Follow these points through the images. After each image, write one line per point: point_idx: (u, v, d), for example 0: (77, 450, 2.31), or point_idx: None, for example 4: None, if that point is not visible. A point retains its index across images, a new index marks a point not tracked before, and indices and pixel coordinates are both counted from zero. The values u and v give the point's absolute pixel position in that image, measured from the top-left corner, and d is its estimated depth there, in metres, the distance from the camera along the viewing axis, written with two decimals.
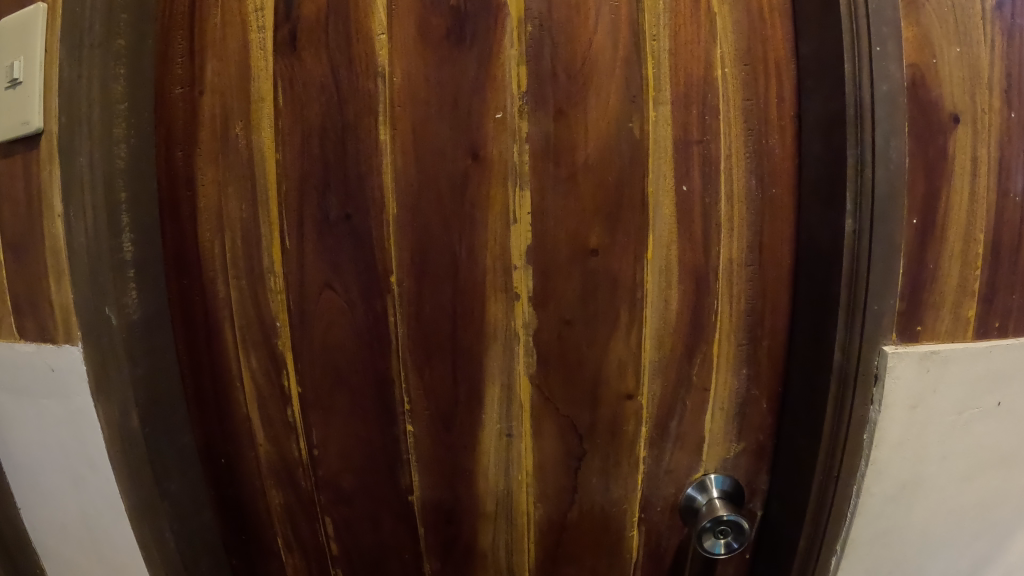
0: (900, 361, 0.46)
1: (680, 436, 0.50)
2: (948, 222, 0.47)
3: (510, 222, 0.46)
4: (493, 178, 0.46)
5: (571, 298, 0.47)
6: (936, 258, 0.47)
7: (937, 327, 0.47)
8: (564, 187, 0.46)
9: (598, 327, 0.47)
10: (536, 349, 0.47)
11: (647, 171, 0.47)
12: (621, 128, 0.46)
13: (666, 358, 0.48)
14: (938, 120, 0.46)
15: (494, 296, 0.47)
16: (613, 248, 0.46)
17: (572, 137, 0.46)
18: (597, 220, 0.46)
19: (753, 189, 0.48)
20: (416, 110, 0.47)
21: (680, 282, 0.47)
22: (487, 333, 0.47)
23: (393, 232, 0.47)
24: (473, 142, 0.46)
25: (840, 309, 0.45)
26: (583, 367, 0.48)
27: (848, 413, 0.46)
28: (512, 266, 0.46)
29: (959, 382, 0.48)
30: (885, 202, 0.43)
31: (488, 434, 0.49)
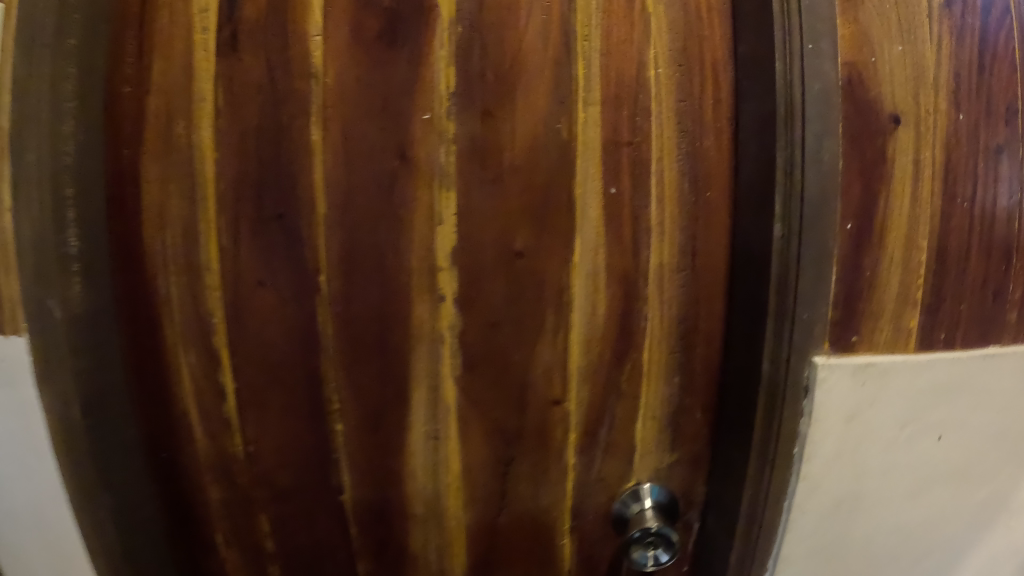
0: (833, 373, 0.45)
1: (610, 442, 0.50)
2: (887, 228, 0.45)
3: (435, 223, 0.46)
4: (419, 179, 0.46)
5: (496, 301, 0.47)
6: (874, 266, 0.45)
7: (874, 336, 0.46)
8: (489, 188, 0.46)
9: (524, 330, 0.47)
10: (462, 351, 0.47)
11: (576, 173, 0.46)
12: (548, 129, 0.46)
13: (593, 364, 0.48)
14: (877, 122, 0.44)
15: (417, 298, 0.47)
16: (538, 249, 0.46)
17: (499, 138, 0.46)
18: (523, 223, 0.46)
19: (686, 191, 0.47)
20: (347, 111, 0.47)
21: (606, 286, 0.47)
22: (412, 334, 0.47)
23: (323, 232, 0.47)
24: (400, 143, 0.46)
25: (767, 318, 0.44)
26: (510, 369, 0.48)
27: (777, 425, 0.45)
28: (436, 268, 0.46)
29: (898, 395, 0.47)
30: (816, 207, 0.42)
31: (416, 437, 0.49)
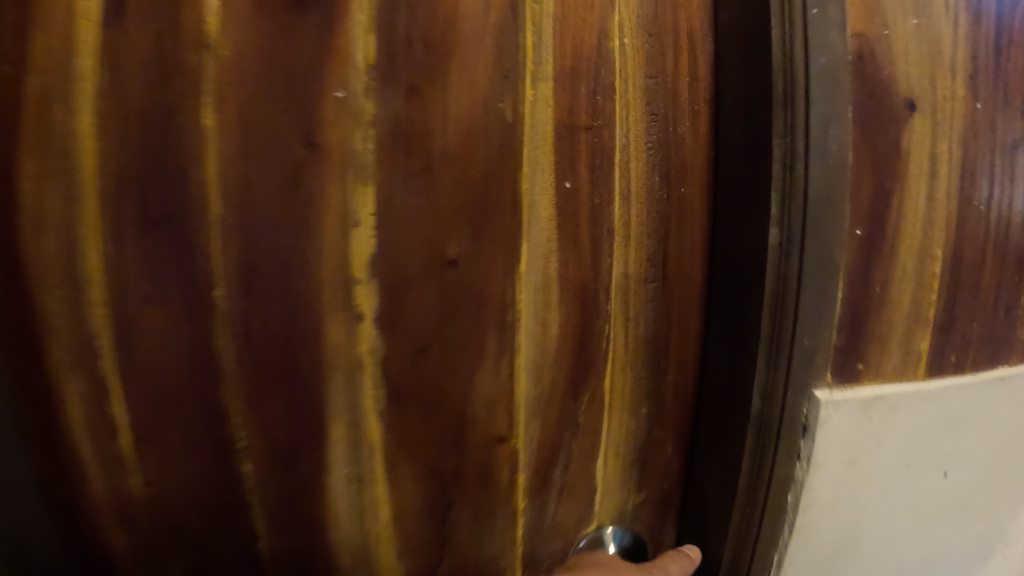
0: (836, 410, 0.40)
1: (569, 479, 0.44)
2: (898, 235, 0.39)
3: (350, 225, 0.38)
4: (331, 171, 0.37)
5: (430, 320, 0.39)
6: (883, 281, 0.40)
7: (880, 365, 0.42)
8: (415, 182, 0.38)
9: (460, 356, 0.40)
10: (387, 380, 0.40)
11: (521, 164, 0.38)
12: (488, 110, 0.38)
13: (548, 393, 0.42)
14: (890, 105, 0.37)
15: (331, 317, 0.39)
16: (477, 258, 0.39)
17: (427, 122, 0.37)
18: (460, 228, 0.39)
19: (657, 187, 0.41)
20: (244, 87, 0.37)
21: (559, 302, 0.41)
22: (326, 362, 0.39)
23: (219, 239, 0.38)
24: (309, 128, 0.37)
25: (759, 344, 0.37)
26: (445, 401, 0.40)
27: (769, 462, 0.40)
28: (355, 281, 0.38)
29: (906, 430, 0.43)
30: (819, 210, 0.35)
31: (337, 482, 0.42)
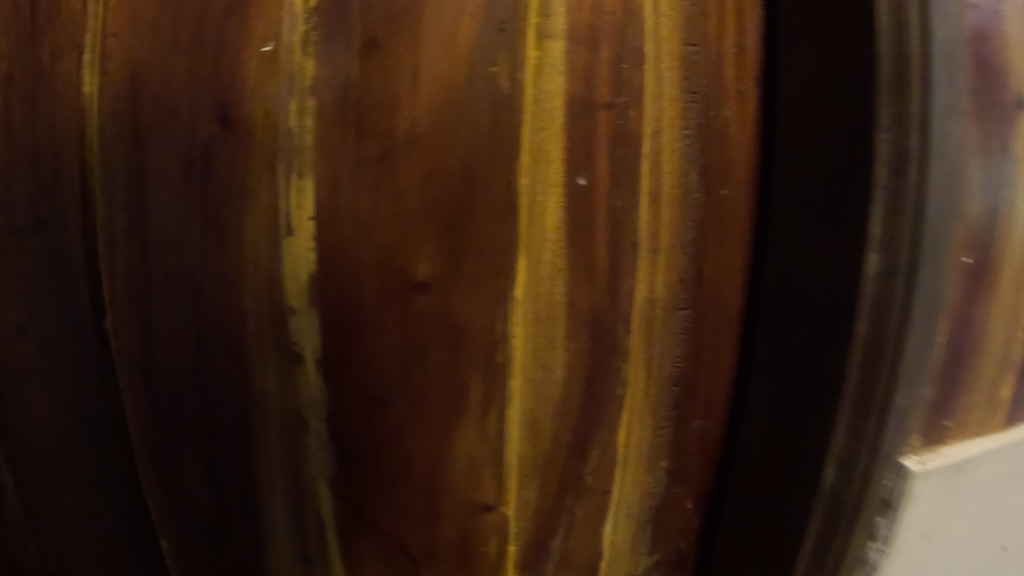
0: (924, 480, 0.32)
1: (568, 558, 0.34)
2: (1002, 258, 0.31)
3: (281, 233, 0.28)
4: (254, 157, 0.27)
5: (390, 361, 0.29)
6: (981, 316, 0.32)
7: (966, 420, 0.34)
8: (369, 174, 0.27)
9: (432, 409, 0.30)
10: (333, 440, 0.30)
11: (520, 149, 0.28)
12: (476, 73, 0.27)
13: (548, 451, 0.32)
14: (1005, 98, 0.30)
15: (260, 357, 0.29)
16: (454, 279, 0.29)
17: (388, 88, 0.27)
18: (430, 241, 0.28)
19: (694, 189, 0.31)
20: (136, 41, 0.27)
21: (565, 335, 0.30)
22: (254, 415, 0.29)
23: (108, 250, 0.28)
24: (223, 96, 0.27)
25: (842, 411, 0.30)
26: (413, 464, 0.30)
27: (844, 546, 0.32)
28: (290, 309, 0.28)
29: (989, 491, 0.35)
30: (935, 227, 0.28)
31: (280, 568, 0.32)
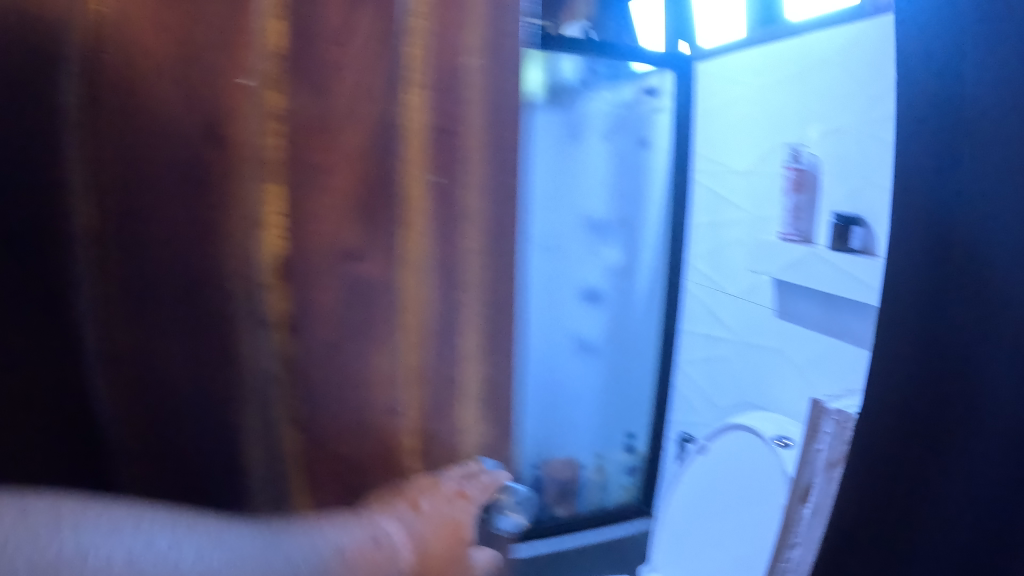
0: None
1: (432, 447, 0.48)
2: None
3: (257, 213, 0.42)
4: (240, 163, 0.41)
5: (331, 311, 0.44)
6: None
7: None
8: (314, 174, 0.42)
9: (352, 335, 0.45)
10: (295, 359, 0.44)
11: (402, 159, 0.43)
12: (377, 114, 0.43)
13: (426, 367, 0.46)
14: None
15: (238, 306, 0.44)
16: (363, 243, 0.44)
17: (321, 122, 0.42)
18: (349, 228, 0.44)
19: (489, 179, 0.46)
20: (148, 84, 0.41)
21: (427, 282, 0.45)
22: (236, 342, 0.44)
23: (124, 232, 0.43)
24: (215, 125, 0.41)
25: None
26: (344, 372, 0.45)
27: None
28: (269, 281, 0.43)
29: None
30: None
31: (257, 456, 0.46)
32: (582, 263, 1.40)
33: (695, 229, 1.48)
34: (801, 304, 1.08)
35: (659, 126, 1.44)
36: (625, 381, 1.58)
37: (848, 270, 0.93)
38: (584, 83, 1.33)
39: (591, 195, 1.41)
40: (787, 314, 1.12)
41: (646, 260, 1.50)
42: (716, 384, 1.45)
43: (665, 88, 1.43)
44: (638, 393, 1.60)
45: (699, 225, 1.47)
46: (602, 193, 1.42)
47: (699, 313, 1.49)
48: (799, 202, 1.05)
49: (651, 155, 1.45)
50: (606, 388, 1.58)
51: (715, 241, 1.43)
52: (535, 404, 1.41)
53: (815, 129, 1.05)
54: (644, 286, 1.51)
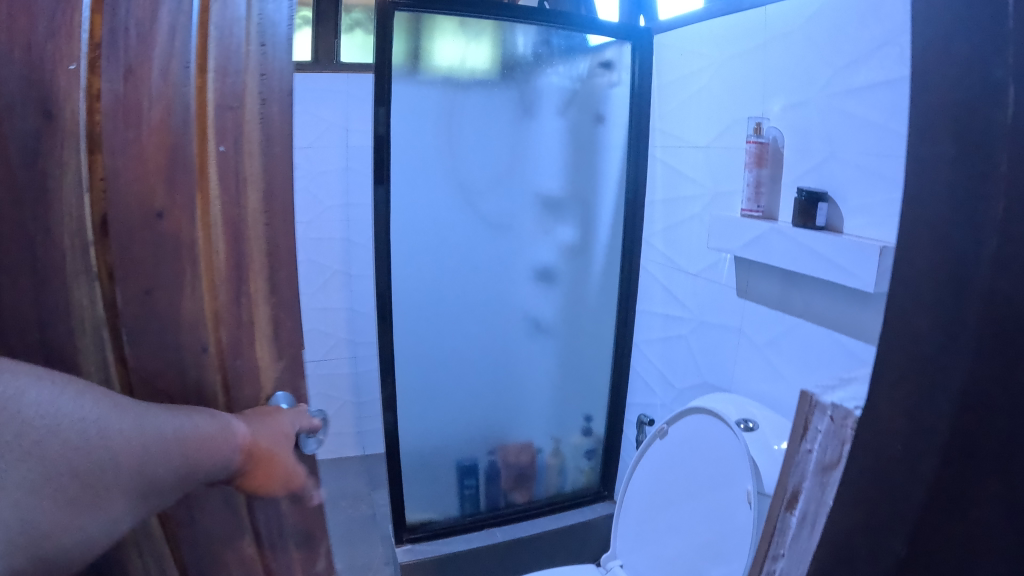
0: None
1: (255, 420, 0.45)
2: None
3: (86, 196, 0.36)
4: (66, 148, 0.34)
5: (146, 264, 0.38)
6: None
7: None
8: (136, 155, 0.36)
9: (175, 327, 0.40)
10: (135, 368, 0.39)
11: (209, 131, 0.39)
12: (183, 89, 0.38)
13: (233, 356, 0.43)
14: None
15: (84, 314, 0.37)
16: (185, 212, 0.39)
17: (145, 98, 0.36)
18: (160, 179, 0.38)
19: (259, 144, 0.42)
20: None
21: (227, 265, 0.42)
22: (73, 359, 0.37)
23: None
24: (26, 89, 0.32)
25: None
26: (181, 372, 0.41)
27: None
28: (87, 242, 0.36)
29: None
30: None
31: None
32: (529, 240, 1.48)
33: (651, 207, 1.42)
34: (762, 283, 1.05)
35: (613, 100, 1.44)
36: (582, 356, 1.58)
37: (811, 247, 0.89)
38: (536, 58, 1.38)
39: (547, 169, 1.45)
40: (746, 293, 1.10)
41: (603, 237, 1.52)
42: (670, 364, 1.37)
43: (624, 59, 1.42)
44: (593, 369, 1.59)
45: (655, 203, 1.41)
46: (557, 167, 1.45)
47: (654, 294, 1.41)
48: (759, 176, 1.01)
49: (606, 131, 1.45)
50: (562, 368, 1.57)
51: (669, 219, 1.35)
52: (463, 376, 1.50)
53: (780, 103, 1.01)
54: (600, 264, 1.53)
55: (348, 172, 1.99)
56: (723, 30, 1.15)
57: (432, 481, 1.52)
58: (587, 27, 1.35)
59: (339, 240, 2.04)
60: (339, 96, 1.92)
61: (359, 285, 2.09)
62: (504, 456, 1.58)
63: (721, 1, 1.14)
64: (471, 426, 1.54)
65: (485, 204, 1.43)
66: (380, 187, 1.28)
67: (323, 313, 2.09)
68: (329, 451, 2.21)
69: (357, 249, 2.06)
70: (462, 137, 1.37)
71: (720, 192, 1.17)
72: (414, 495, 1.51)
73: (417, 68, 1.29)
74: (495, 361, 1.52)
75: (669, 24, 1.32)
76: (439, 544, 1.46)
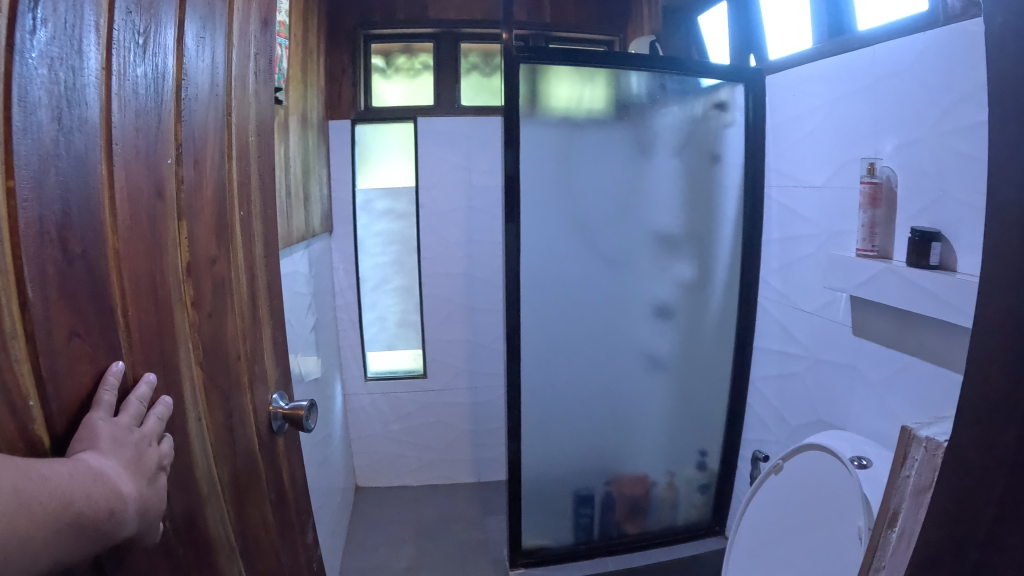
0: None
1: (255, 401, 0.71)
2: None
3: (176, 245, 0.56)
4: (169, 213, 0.55)
5: (205, 293, 0.61)
6: None
7: None
8: (198, 215, 0.60)
9: (218, 321, 0.63)
10: (201, 350, 0.60)
11: (226, 201, 0.65)
12: (218, 176, 0.63)
13: (241, 340, 0.69)
14: None
15: (178, 316, 0.57)
16: (219, 252, 0.64)
17: (200, 181, 0.60)
18: (210, 231, 0.62)
19: (246, 211, 0.70)
20: (128, 147, 0.49)
21: (238, 282, 0.68)
22: (176, 344, 0.56)
23: (124, 269, 0.49)
24: (155, 182, 0.53)
25: None
26: (220, 350, 0.64)
27: None
28: (179, 276, 0.57)
29: None
30: None
31: (195, 434, 0.59)
32: (647, 278, 1.49)
33: (769, 245, 1.46)
34: (877, 323, 1.07)
35: (729, 141, 1.47)
36: (698, 391, 1.59)
37: (924, 286, 0.89)
38: (652, 99, 1.41)
39: (661, 207, 1.47)
40: (861, 332, 1.13)
41: (721, 276, 1.53)
42: (786, 402, 1.41)
43: (738, 100, 1.46)
44: (708, 405, 1.61)
45: (771, 242, 1.46)
46: (673, 206, 1.47)
47: (771, 331, 1.46)
48: (873, 216, 1.03)
49: (722, 171, 1.48)
50: (677, 404, 1.59)
51: (786, 257, 1.39)
52: (581, 410, 1.54)
53: (891, 142, 1.03)
54: (717, 301, 1.54)
55: (472, 212, 2.21)
56: (834, 70, 1.19)
57: (550, 510, 1.60)
58: (698, 70, 1.40)
59: (462, 275, 2.25)
60: (462, 142, 2.16)
61: (479, 318, 2.28)
62: (619, 488, 1.62)
63: (829, 40, 1.19)
64: (588, 458, 1.58)
65: (605, 243, 1.46)
66: (512, 227, 1.37)
67: (445, 343, 2.29)
68: (447, 478, 2.39)
69: (479, 285, 2.26)
70: (582, 179, 1.41)
71: (835, 231, 1.21)
72: (530, 523, 1.59)
73: (537, 110, 1.35)
74: (613, 398, 1.55)
75: (780, 64, 1.39)
76: (553, 569, 1.57)
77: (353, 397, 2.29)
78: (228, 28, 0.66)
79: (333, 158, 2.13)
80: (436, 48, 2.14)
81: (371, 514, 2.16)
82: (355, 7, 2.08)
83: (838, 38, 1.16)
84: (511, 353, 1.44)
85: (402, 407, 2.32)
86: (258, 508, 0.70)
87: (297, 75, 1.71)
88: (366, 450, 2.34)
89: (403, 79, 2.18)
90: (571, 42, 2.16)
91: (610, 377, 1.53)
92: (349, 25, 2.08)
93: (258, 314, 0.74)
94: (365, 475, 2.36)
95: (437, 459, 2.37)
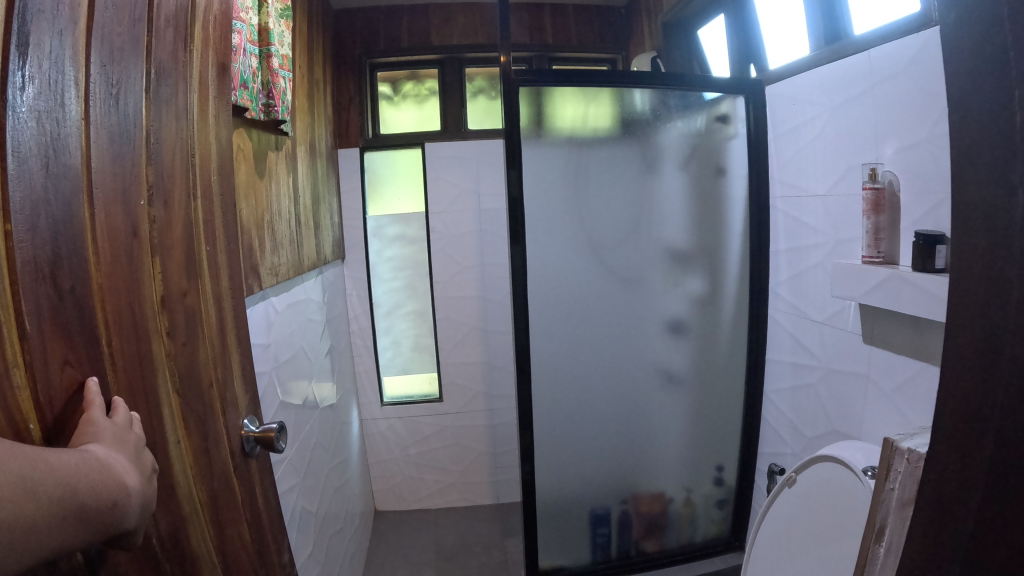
0: None
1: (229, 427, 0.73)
2: None
3: (151, 279, 0.58)
4: (144, 249, 0.57)
5: (179, 323, 0.63)
6: None
7: None
8: (169, 249, 0.62)
9: (193, 349, 0.65)
10: (179, 377, 0.62)
11: (194, 236, 0.68)
12: (186, 211, 0.66)
13: (214, 369, 0.71)
14: None
15: (156, 345, 0.58)
16: (190, 284, 0.66)
17: (171, 217, 0.62)
18: (181, 265, 0.64)
19: (213, 246, 0.73)
20: (108, 188, 0.52)
21: (209, 314, 0.71)
22: (156, 372, 0.58)
23: (108, 301, 0.51)
24: (130, 221, 0.55)
25: None
26: (195, 378, 0.66)
27: None
28: (155, 308, 0.59)
29: None
30: None
31: (176, 458, 0.60)
32: (660, 293, 1.49)
33: (777, 256, 1.46)
34: (889, 331, 1.06)
35: (733, 152, 1.47)
36: (715, 405, 1.57)
37: (930, 290, 0.88)
38: (655, 114, 1.42)
39: (671, 221, 1.46)
40: (872, 340, 1.11)
41: (731, 289, 1.52)
42: (801, 414, 1.39)
43: (738, 112, 1.46)
44: (727, 420, 1.58)
45: (779, 252, 1.45)
46: (682, 220, 1.47)
47: (784, 343, 1.44)
48: (877, 223, 1.02)
49: (728, 183, 1.47)
50: (693, 419, 1.57)
51: (794, 268, 1.38)
52: (597, 429, 1.53)
53: (892, 146, 1.03)
54: (729, 314, 1.53)
55: (483, 235, 2.23)
56: (832, 77, 1.19)
57: (568, 530, 1.57)
58: (701, 85, 1.41)
59: (475, 297, 2.26)
60: (470, 165, 2.19)
61: (494, 340, 2.29)
62: (636, 506, 1.59)
63: (825, 47, 1.20)
64: (604, 476, 1.56)
65: (614, 260, 1.45)
66: (519, 246, 1.37)
67: (459, 365, 2.30)
68: (466, 500, 2.37)
69: (492, 306, 2.27)
70: (591, 197, 1.42)
71: (841, 240, 1.21)
72: (548, 543, 1.57)
73: (542, 130, 1.37)
74: (627, 415, 1.53)
75: (778, 72, 1.39)
76: None
77: (370, 422, 2.29)
78: (189, 74, 0.68)
79: (342, 185, 2.18)
80: (441, 73, 2.18)
81: (390, 540, 2.14)
82: (360, 38, 2.14)
83: (834, 44, 1.17)
84: (523, 375, 1.43)
85: (419, 430, 2.32)
86: (235, 534, 0.70)
87: (303, 106, 1.75)
88: (383, 475, 2.33)
89: (410, 104, 2.23)
90: (573, 62, 2.20)
91: (625, 394, 1.52)
92: (354, 55, 2.14)
93: (229, 343, 0.76)
94: (383, 500, 2.35)
95: (455, 481, 2.36)
